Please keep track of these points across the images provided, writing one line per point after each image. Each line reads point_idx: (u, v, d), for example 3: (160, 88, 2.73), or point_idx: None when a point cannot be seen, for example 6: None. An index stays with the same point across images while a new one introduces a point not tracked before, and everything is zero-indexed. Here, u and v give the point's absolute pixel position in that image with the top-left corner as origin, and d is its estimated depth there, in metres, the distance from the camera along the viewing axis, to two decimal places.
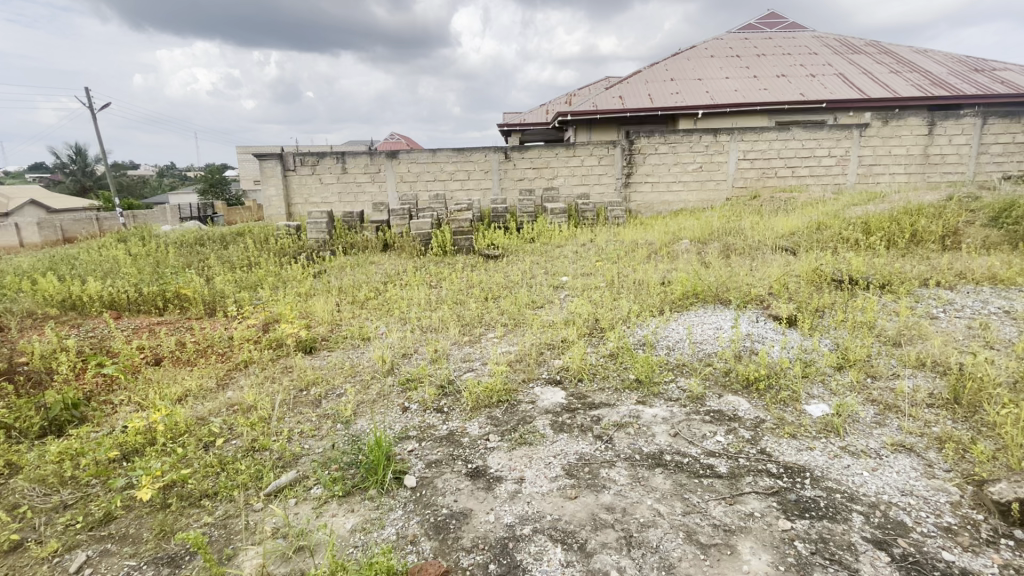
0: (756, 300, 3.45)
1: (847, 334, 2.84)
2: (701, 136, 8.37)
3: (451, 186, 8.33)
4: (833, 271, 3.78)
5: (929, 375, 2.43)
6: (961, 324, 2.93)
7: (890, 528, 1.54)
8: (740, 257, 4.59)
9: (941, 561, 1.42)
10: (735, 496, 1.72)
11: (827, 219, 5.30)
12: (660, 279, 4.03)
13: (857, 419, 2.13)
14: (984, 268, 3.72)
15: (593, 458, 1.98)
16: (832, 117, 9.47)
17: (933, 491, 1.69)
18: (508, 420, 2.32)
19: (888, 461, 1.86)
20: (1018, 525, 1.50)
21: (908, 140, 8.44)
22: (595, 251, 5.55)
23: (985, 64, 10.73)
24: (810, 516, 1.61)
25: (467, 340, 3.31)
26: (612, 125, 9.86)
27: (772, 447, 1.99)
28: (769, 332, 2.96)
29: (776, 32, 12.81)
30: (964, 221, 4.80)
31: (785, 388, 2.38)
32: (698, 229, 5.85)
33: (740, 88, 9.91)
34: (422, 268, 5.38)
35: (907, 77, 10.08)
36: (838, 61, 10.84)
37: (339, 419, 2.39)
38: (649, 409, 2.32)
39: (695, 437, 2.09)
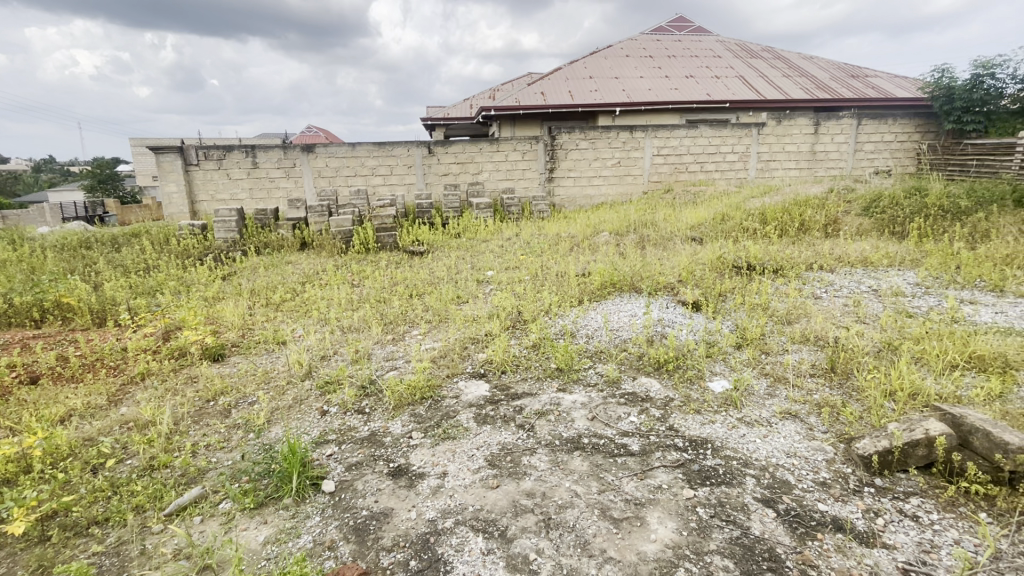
0: (667, 288, 3.68)
1: (745, 315, 3.12)
2: (618, 133, 8.72)
3: (373, 181, 8.07)
4: (734, 258, 4.11)
5: (812, 348, 2.72)
6: (839, 302, 3.31)
7: (777, 487, 1.72)
8: (654, 247, 4.87)
9: (818, 511, 1.60)
10: (645, 471, 1.84)
11: (730, 211, 5.74)
12: (580, 271, 4.17)
13: (751, 392, 2.35)
14: (858, 253, 4.22)
15: (515, 446, 2.03)
16: (734, 116, 10.23)
17: (812, 451, 1.90)
18: (432, 415, 2.32)
19: (777, 427, 2.06)
20: (878, 474, 1.74)
21: (798, 137, 9.33)
22: (519, 245, 5.64)
23: (860, 71, 12.07)
24: (710, 483, 1.75)
25: (390, 338, 3.25)
26: (535, 120, 10.01)
27: (678, 423, 2.14)
28: (678, 317, 3.17)
29: (684, 35, 13.61)
30: (842, 211, 5.40)
31: (691, 367, 2.57)
32: (617, 222, 6.12)
33: (653, 87, 10.43)
34: (342, 267, 5.20)
35: (797, 80, 11.10)
36: (738, 65, 11.74)
37: (251, 428, 2.26)
38: (569, 396, 2.42)
39: (610, 418, 2.21)
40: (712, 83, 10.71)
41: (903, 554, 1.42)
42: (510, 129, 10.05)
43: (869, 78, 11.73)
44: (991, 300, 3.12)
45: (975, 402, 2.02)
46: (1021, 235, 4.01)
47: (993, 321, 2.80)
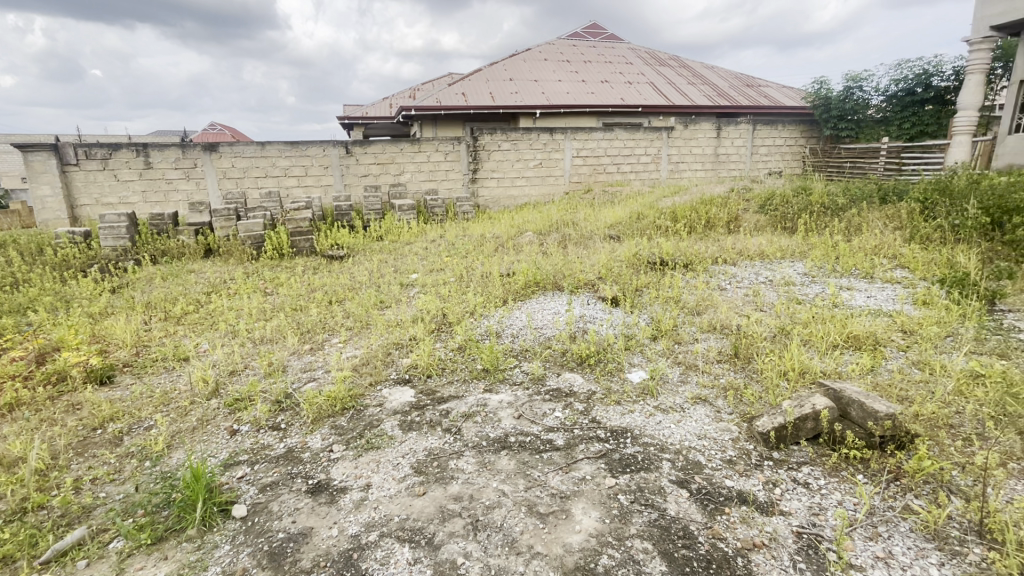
0: (587, 284, 3.81)
1: (660, 308, 3.30)
2: (538, 135, 8.90)
3: (286, 183, 7.61)
4: (649, 255, 4.35)
5: (718, 336, 2.93)
6: (741, 293, 3.60)
7: (689, 468, 1.84)
8: (575, 246, 5.03)
9: (725, 487, 1.73)
10: (570, 464, 1.89)
11: (644, 210, 6.07)
12: (504, 271, 4.20)
13: (666, 380, 2.49)
14: (756, 247, 4.61)
15: (442, 451, 2.01)
16: (647, 120, 10.79)
17: (720, 432, 2.05)
18: (354, 426, 2.23)
19: (689, 412, 2.20)
20: (775, 448, 1.91)
21: (702, 141, 10.05)
22: (443, 247, 5.58)
23: (753, 81, 13.22)
24: (630, 470, 1.84)
25: (308, 348, 3.09)
26: (457, 121, 9.95)
27: (600, 415, 2.22)
28: (598, 313, 3.30)
29: (599, 42, 14.17)
30: (742, 209, 5.88)
31: (612, 361, 2.68)
32: (540, 222, 6.25)
33: (571, 91, 10.76)
34: (254, 274, 4.86)
35: (700, 88, 11.94)
36: (649, 71, 12.41)
37: (147, 456, 2.05)
38: (496, 396, 2.43)
39: (536, 415, 2.24)
40: (625, 88, 11.24)
41: (797, 518, 1.58)
42: (431, 130, 9.91)
43: (762, 87, 12.87)
44: (865, 286, 3.54)
45: (852, 376, 2.28)
46: (885, 227, 4.57)
47: (866, 304, 3.18)
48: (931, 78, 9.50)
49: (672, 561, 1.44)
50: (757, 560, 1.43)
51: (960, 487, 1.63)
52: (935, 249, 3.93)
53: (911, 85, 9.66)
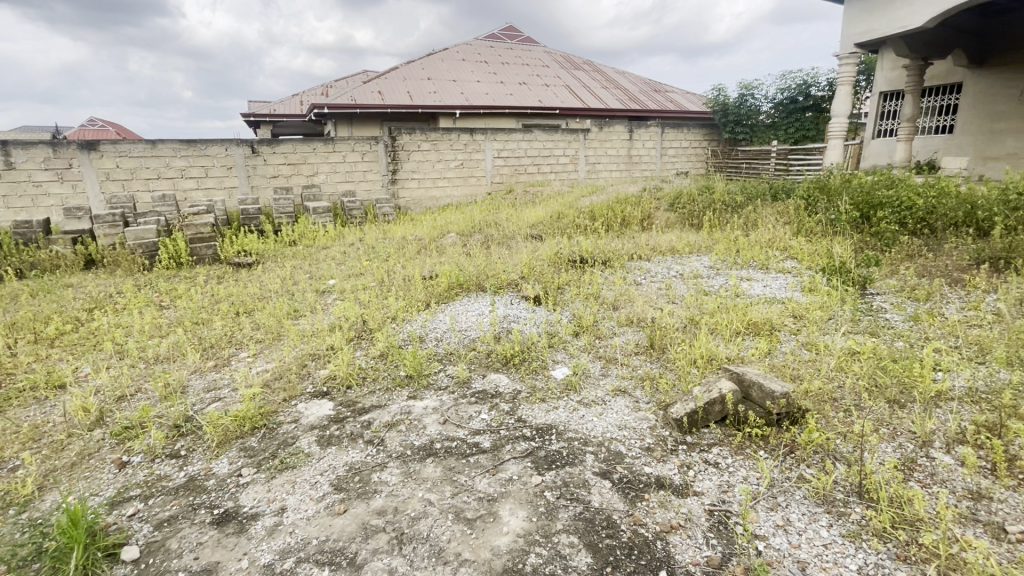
0: (510, 284, 3.84)
1: (581, 305, 3.40)
2: (459, 135, 8.84)
3: (182, 185, 6.95)
4: (569, 253, 4.48)
5: (635, 329, 3.06)
6: (655, 287, 3.80)
7: (611, 459, 1.90)
8: (498, 246, 5.06)
9: (645, 474, 1.81)
10: (497, 466, 1.89)
11: (564, 209, 6.23)
12: (426, 273, 4.12)
13: (588, 374, 2.56)
14: (667, 243, 4.89)
15: (364, 464, 1.92)
16: (564, 122, 11.09)
17: (639, 421, 2.14)
18: (265, 446, 2.07)
19: (610, 405, 2.28)
20: (687, 432, 2.03)
21: (616, 143, 10.52)
22: (362, 251, 5.37)
23: (661, 87, 14.03)
24: (555, 466, 1.87)
25: (212, 365, 2.83)
26: (373, 120, 9.62)
27: (526, 413, 2.24)
28: (521, 313, 3.33)
29: (516, 44, 14.37)
30: (654, 207, 6.22)
31: (536, 359, 2.71)
32: (463, 223, 6.22)
33: (490, 91, 10.82)
34: (146, 287, 4.39)
35: (613, 92, 12.46)
36: (565, 75, 12.77)
37: (12, 502, 1.77)
38: (420, 402, 2.37)
39: (462, 419, 2.22)
40: (542, 90, 11.49)
41: (709, 497, 1.68)
42: (347, 129, 9.50)
43: (668, 93, 13.71)
44: (762, 276, 3.87)
45: (752, 360, 2.48)
46: (776, 222, 5.02)
47: (763, 292, 3.48)
48: (810, 88, 10.72)
49: (597, 552, 1.48)
50: (675, 541, 1.51)
51: (842, 454, 1.82)
52: (818, 240, 4.37)
53: (793, 94, 10.82)
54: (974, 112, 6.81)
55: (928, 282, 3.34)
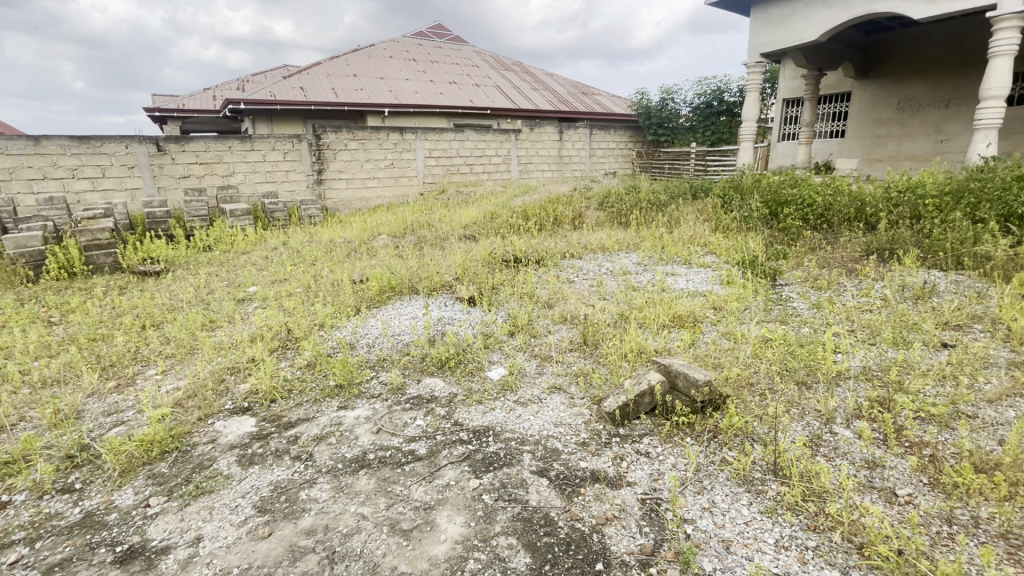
0: (444, 286, 3.79)
1: (516, 305, 3.41)
2: (388, 134, 8.61)
3: (75, 186, 6.25)
4: (503, 253, 4.49)
5: (568, 326, 3.12)
6: (587, 284, 3.90)
7: (548, 456, 1.92)
8: (431, 247, 4.98)
9: (580, 469, 1.84)
10: (433, 472, 1.85)
11: (498, 209, 6.25)
12: (356, 277, 3.96)
13: (524, 374, 2.57)
14: (597, 242, 5.03)
15: (291, 483, 1.82)
16: (496, 122, 11.12)
17: (574, 417, 2.18)
18: (177, 472, 1.90)
19: (546, 403, 2.30)
20: (620, 424, 2.09)
21: (546, 143, 10.72)
22: (285, 255, 5.08)
23: (588, 90, 14.45)
24: (493, 468, 1.86)
25: (112, 386, 2.56)
26: (296, 117, 9.14)
27: (463, 417, 2.21)
28: (456, 315, 3.28)
29: (444, 43, 14.23)
30: (584, 207, 6.38)
31: (472, 361, 2.69)
32: (394, 224, 6.06)
33: (419, 90, 10.64)
34: (32, 301, 3.89)
35: (542, 94, 12.67)
36: (495, 75, 12.81)
37: None
38: (352, 412, 2.27)
39: (396, 427, 2.15)
40: (472, 90, 11.46)
41: (641, 487, 1.74)
42: (266, 126, 8.96)
43: (595, 95, 14.16)
44: (685, 271, 4.07)
45: (678, 351, 2.61)
46: (697, 219, 5.31)
47: (686, 286, 3.67)
48: (722, 94, 11.51)
49: (535, 551, 1.48)
50: (610, 533, 1.54)
51: (760, 435, 1.95)
52: (733, 236, 4.67)
53: (708, 99, 11.55)
54: (861, 119, 7.58)
55: (828, 273, 3.67)
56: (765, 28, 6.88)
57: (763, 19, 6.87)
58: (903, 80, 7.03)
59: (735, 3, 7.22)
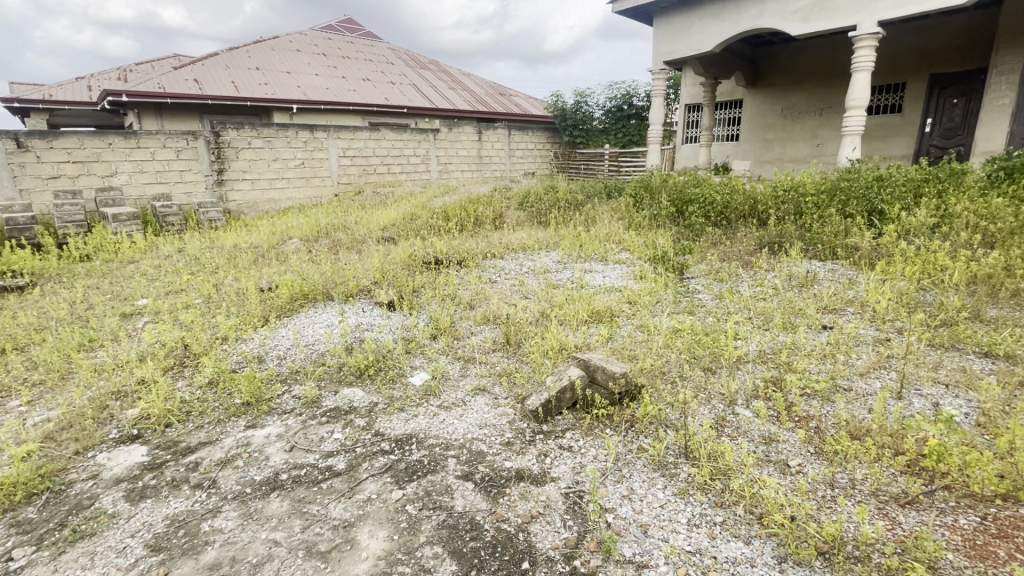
0: (362, 291, 3.64)
1: (437, 307, 3.35)
2: (297, 131, 8.13)
3: None
4: (424, 255, 4.40)
5: (491, 327, 3.12)
6: (509, 283, 3.93)
7: (473, 459, 1.90)
8: (347, 251, 4.77)
9: (505, 469, 1.84)
10: (353, 487, 1.76)
11: (417, 210, 6.11)
12: (263, 284, 3.70)
13: (446, 377, 2.53)
14: (518, 241, 5.09)
15: (190, 514, 1.65)
16: (413, 121, 10.91)
17: (498, 417, 2.18)
18: (49, 516, 1.66)
19: (470, 405, 2.28)
20: (543, 421, 2.13)
21: (465, 143, 10.70)
22: (181, 263, 4.63)
23: (505, 91, 14.60)
24: (417, 477, 1.81)
25: None
26: (189, 112, 8.36)
27: (384, 426, 2.13)
28: (375, 320, 3.17)
29: (356, 38, 13.72)
30: (505, 207, 6.44)
31: (393, 367, 2.60)
32: (307, 227, 5.74)
33: (331, 86, 10.16)
34: None
35: (460, 93, 12.61)
36: (410, 73, 12.55)
37: None
38: (261, 431, 2.11)
39: (311, 443, 2.03)
40: (387, 88, 11.15)
41: (564, 481, 1.78)
42: (155, 122, 8.13)
43: (512, 96, 14.36)
44: (602, 268, 4.23)
45: (597, 345, 2.69)
46: (612, 218, 5.54)
47: (603, 282, 3.82)
48: (632, 98, 12.06)
49: (461, 558, 1.46)
50: (535, 530, 1.56)
51: (672, 421, 2.06)
52: (645, 233, 4.93)
53: (619, 103, 12.09)
54: (752, 123, 8.31)
55: (727, 265, 3.98)
56: (667, 37, 7.23)
57: (664, 29, 7.24)
58: (785, 90, 7.80)
59: (639, 13, 7.62)
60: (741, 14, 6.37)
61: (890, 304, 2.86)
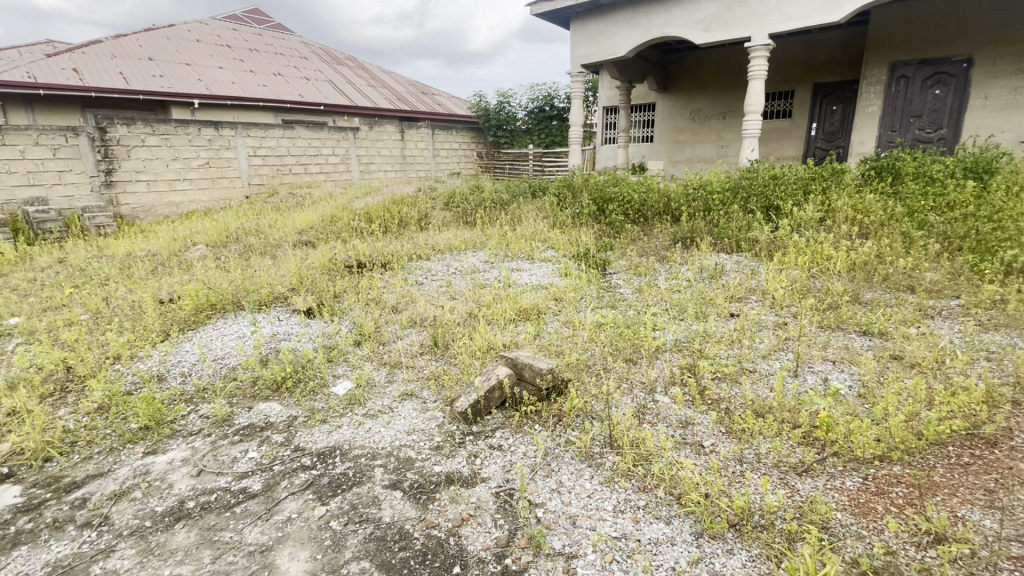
0: (278, 299, 3.43)
1: (361, 312, 3.23)
2: (199, 128, 7.50)
3: None
4: (345, 258, 4.23)
5: (418, 330, 3.05)
6: (436, 285, 3.88)
7: (401, 467, 1.85)
8: (261, 256, 4.48)
9: (435, 474, 1.81)
10: (271, 508, 1.66)
11: (337, 212, 5.86)
12: (162, 295, 3.37)
13: (372, 384, 2.45)
14: (445, 242, 5.03)
15: (77, 558, 1.47)
16: (331, 119, 10.45)
17: (427, 422, 2.14)
18: None
19: (398, 411, 2.22)
20: (472, 422, 2.12)
21: (387, 142, 10.43)
22: (62, 275, 4.12)
23: (427, 90, 14.38)
24: (341, 491, 1.73)
25: None
26: (68, 105, 7.45)
27: (304, 440, 2.02)
28: (292, 329, 2.99)
29: (264, 30, 12.90)
30: (429, 207, 6.34)
31: (313, 378, 2.46)
32: (214, 232, 5.32)
33: (237, 80, 9.47)
34: None
35: (380, 91, 12.25)
36: (326, 69, 12.01)
37: None
38: (163, 457, 1.92)
39: (222, 465, 1.88)
40: (301, 84, 10.58)
41: (494, 480, 1.78)
42: (25, 117, 7.17)
43: (435, 96, 14.19)
44: (528, 266, 4.29)
45: (524, 343, 2.73)
46: (536, 217, 5.63)
47: (530, 280, 3.87)
48: (553, 100, 12.37)
49: (391, 570, 1.42)
50: (466, 533, 1.55)
51: (597, 413, 2.13)
52: (569, 231, 5.06)
53: (541, 104, 12.35)
54: (664, 126, 8.79)
55: (646, 260, 4.18)
56: (584, 41, 7.45)
57: (581, 33, 7.46)
58: (693, 94, 8.34)
59: (556, 17, 7.80)
60: (651, 21, 6.71)
61: (786, 291, 3.15)
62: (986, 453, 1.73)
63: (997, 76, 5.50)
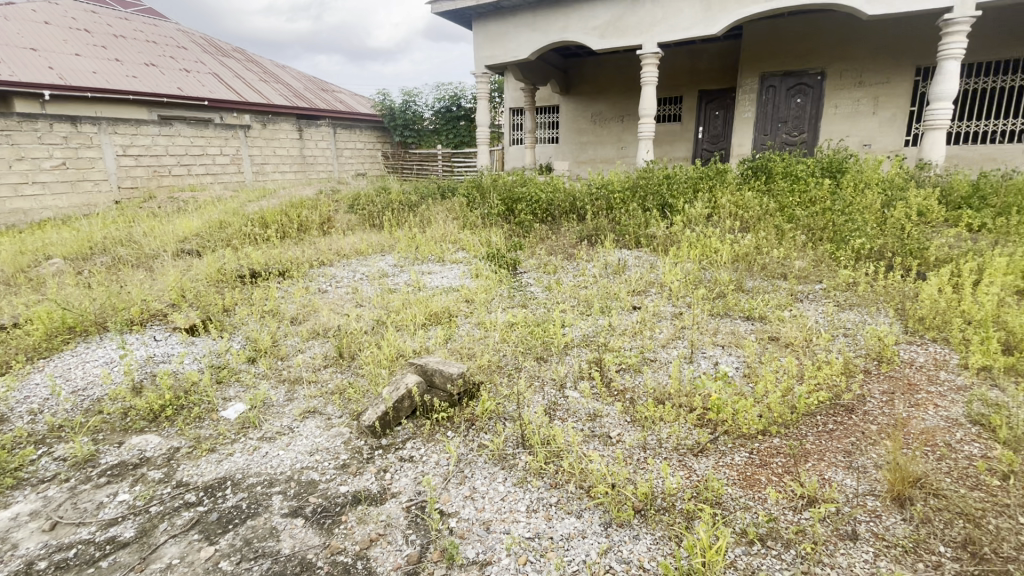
0: (156, 317, 3.07)
1: (255, 326, 2.97)
2: (51, 124, 6.50)
3: None
4: (236, 268, 3.88)
5: (321, 341, 2.86)
6: (341, 292, 3.68)
7: (302, 491, 1.72)
8: (133, 269, 3.97)
9: (340, 496, 1.70)
10: (147, 557, 1.46)
11: (226, 217, 5.37)
12: (3, 321, 2.86)
13: (269, 404, 2.25)
14: (350, 246, 4.80)
15: None
16: (218, 116, 9.57)
17: (331, 440, 2.01)
18: None
19: (298, 431, 2.06)
20: (381, 435, 2.02)
21: (284, 141, 9.80)
22: None
23: (327, 86, 13.66)
24: (233, 526, 1.57)
25: None
26: None
27: (187, 474, 1.81)
28: (172, 350, 2.68)
29: (132, 14, 11.50)
30: (332, 210, 6.01)
31: (198, 403, 2.22)
32: (73, 244, 4.64)
33: (99, 69, 8.35)
34: None
35: (274, 87, 11.43)
36: (209, 61, 10.97)
37: None
38: (4, 513, 1.62)
39: (85, 513, 1.63)
40: (180, 76, 9.57)
41: (405, 494, 1.71)
42: None
43: (336, 94, 13.51)
44: (439, 268, 4.21)
45: (435, 348, 2.66)
46: (446, 218, 5.55)
47: (440, 283, 3.80)
48: (460, 100, 12.24)
49: None
50: (375, 554, 1.47)
51: (510, 413, 2.13)
52: (479, 232, 5.05)
53: (448, 104, 12.20)
54: (568, 127, 9.09)
55: (554, 259, 4.28)
56: (486, 42, 7.47)
57: (483, 34, 7.47)
58: (593, 98, 8.71)
59: (458, 16, 7.76)
60: (551, 25, 6.91)
61: (681, 283, 3.37)
62: (845, 419, 1.97)
63: (844, 89, 6.33)
